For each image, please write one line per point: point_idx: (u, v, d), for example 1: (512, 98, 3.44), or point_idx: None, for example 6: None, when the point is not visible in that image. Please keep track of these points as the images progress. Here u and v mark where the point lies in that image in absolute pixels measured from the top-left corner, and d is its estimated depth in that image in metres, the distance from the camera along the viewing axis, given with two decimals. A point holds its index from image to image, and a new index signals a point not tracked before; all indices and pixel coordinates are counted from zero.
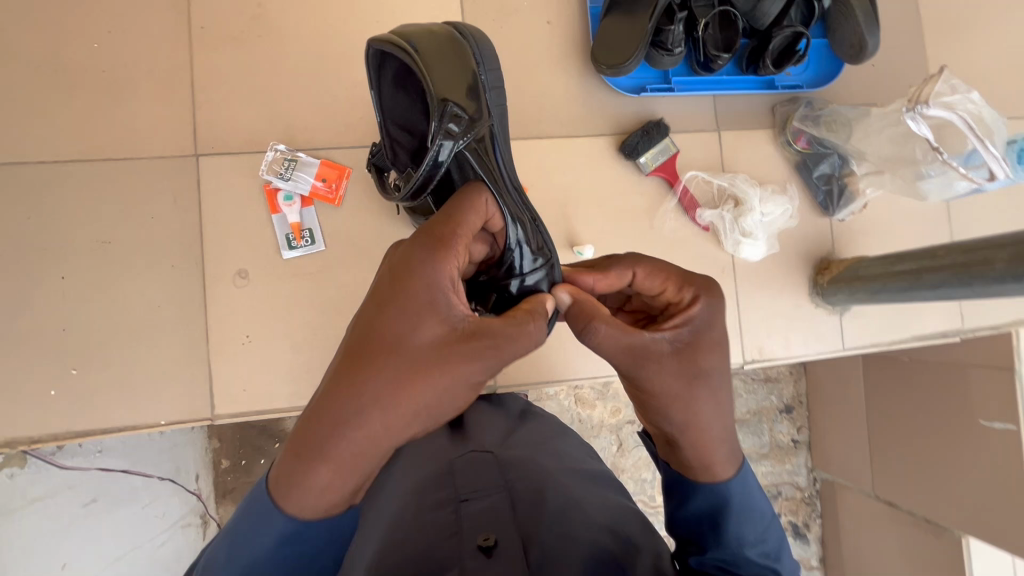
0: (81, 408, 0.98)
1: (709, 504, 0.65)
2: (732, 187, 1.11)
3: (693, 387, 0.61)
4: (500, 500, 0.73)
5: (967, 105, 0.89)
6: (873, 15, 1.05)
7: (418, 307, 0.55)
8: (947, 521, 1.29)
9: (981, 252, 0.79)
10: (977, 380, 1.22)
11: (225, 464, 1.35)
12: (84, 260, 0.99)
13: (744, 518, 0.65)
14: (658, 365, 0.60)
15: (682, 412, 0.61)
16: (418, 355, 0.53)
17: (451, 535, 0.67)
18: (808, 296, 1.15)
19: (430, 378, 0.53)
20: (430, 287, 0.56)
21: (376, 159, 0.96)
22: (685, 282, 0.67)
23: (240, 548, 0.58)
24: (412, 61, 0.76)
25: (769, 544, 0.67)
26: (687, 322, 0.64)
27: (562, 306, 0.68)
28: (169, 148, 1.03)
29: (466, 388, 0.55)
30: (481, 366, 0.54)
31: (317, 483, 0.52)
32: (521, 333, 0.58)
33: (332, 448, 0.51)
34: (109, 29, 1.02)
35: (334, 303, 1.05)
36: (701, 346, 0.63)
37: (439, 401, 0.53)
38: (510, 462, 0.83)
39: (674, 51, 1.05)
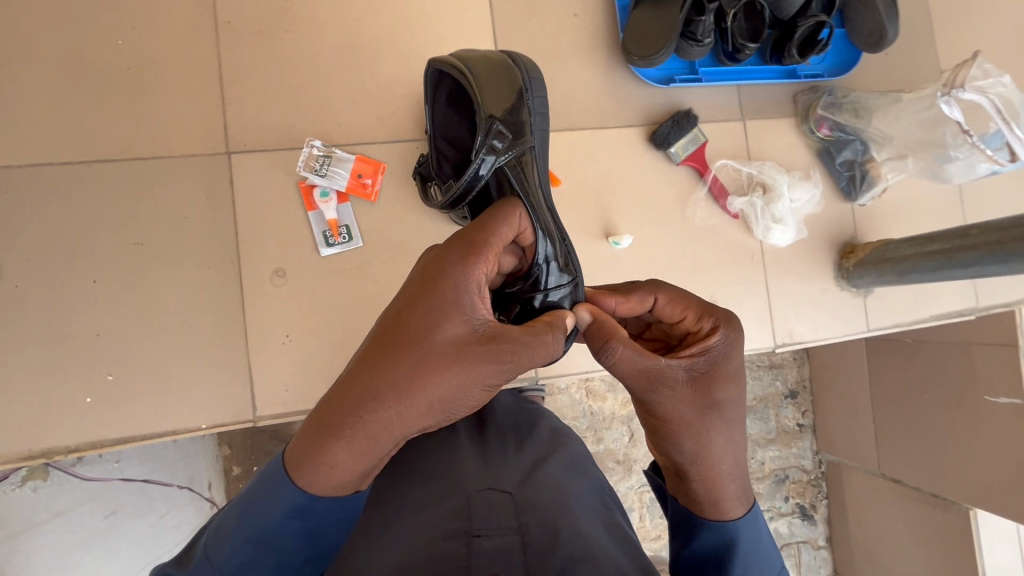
0: (117, 414, 0.95)
1: (716, 543, 0.67)
2: (760, 174, 1.13)
3: (705, 416, 0.62)
4: (513, 544, 0.70)
5: (998, 88, 0.93)
6: (891, 5, 1.09)
7: (443, 306, 0.56)
8: (952, 495, 1.34)
9: (1017, 231, 0.82)
10: (981, 359, 1.28)
11: (236, 471, 1.31)
12: (117, 262, 0.97)
13: (747, 564, 0.66)
14: (673, 391, 0.62)
15: (692, 442, 0.62)
16: (437, 352, 0.55)
17: (460, 571, 0.65)
18: (834, 280, 1.19)
19: (446, 375, 0.54)
20: (457, 288, 0.57)
21: (421, 168, 0.98)
22: (705, 313, 0.68)
23: (248, 520, 0.59)
24: (466, 78, 0.78)
25: None
26: (705, 352, 0.65)
27: (581, 325, 0.68)
28: (199, 146, 1.01)
29: (479, 389, 0.56)
30: (496, 370, 0.56)
31: (330, 464, 0.54)
32: (538, 343, 0.59)
33: (348, 431, 0.53)
34: (134, 25, 1.00)
35: (373, 300, 1.03)
36: (717, 377, 0.64)
37: (451, 397, 0.55)
38: (530, 505, 0.77)
39: (704, 41, 1.06)
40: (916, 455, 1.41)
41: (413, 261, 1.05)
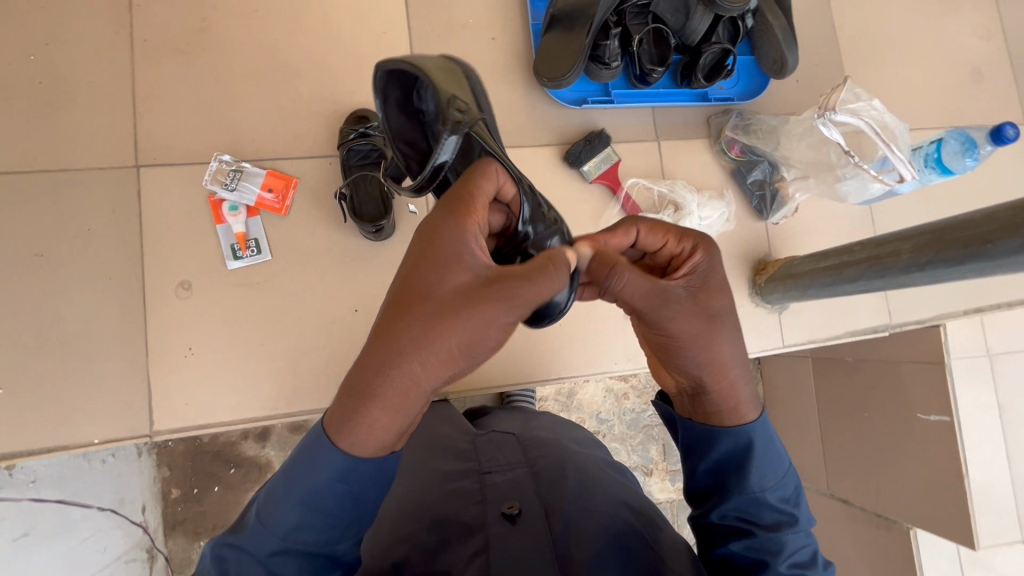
0: (9, 427, 0.94)
1: (734, 446, 0.66)
2: (671, 193, 1.16)
3: (714, 327, 0.62)
4: (522, 473, 0.81)
5: (870, 112, 1.00)
6: (790, 35, 1.14)
7: (443, 257, 0.55)
8: (894, 513, 1.34)
9: (889, 246, 0.85)
10: (912, 377, 1.28)
11: (176, 493, 1.27)
12: (16, 273, 0.96)
13: (765, 461, 0.66)
14: (679, 307, 0.61)
15: (704, 353, 0.61)
16: (448, 301, 0.53)
17: (476, 502, 0.76)
18: (748, 296, 1.21)
19: (461, 321, 0.52)
20: (457, 239, 0.55)
21: (350, 199, 1.04)
22: (684, 234, 0.67)
23: (295, 488, 0.55)
24: (413, 67, 0.72)
25: (789, 490, 0.67)
26: (696, 269, 0.65)
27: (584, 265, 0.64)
28: (108, 158, 1.01)
29: (499, 329, 0.53)
30: (509, 307, 0.53)
31: (366, 424, 0.53)
32: (549, 275, 0.54)
33: (379, 389, 0.52)
34: (47, 41, 1.01)
35: (282, 313, 1.03)
36: (712, 287, 0.64)
37: (474, 340, 0.53)
38: (532, 442, 0.91)
39: (612, 64, 1.10)
40: (859, 473, 1.42)
41: (323, 274, 1.05)
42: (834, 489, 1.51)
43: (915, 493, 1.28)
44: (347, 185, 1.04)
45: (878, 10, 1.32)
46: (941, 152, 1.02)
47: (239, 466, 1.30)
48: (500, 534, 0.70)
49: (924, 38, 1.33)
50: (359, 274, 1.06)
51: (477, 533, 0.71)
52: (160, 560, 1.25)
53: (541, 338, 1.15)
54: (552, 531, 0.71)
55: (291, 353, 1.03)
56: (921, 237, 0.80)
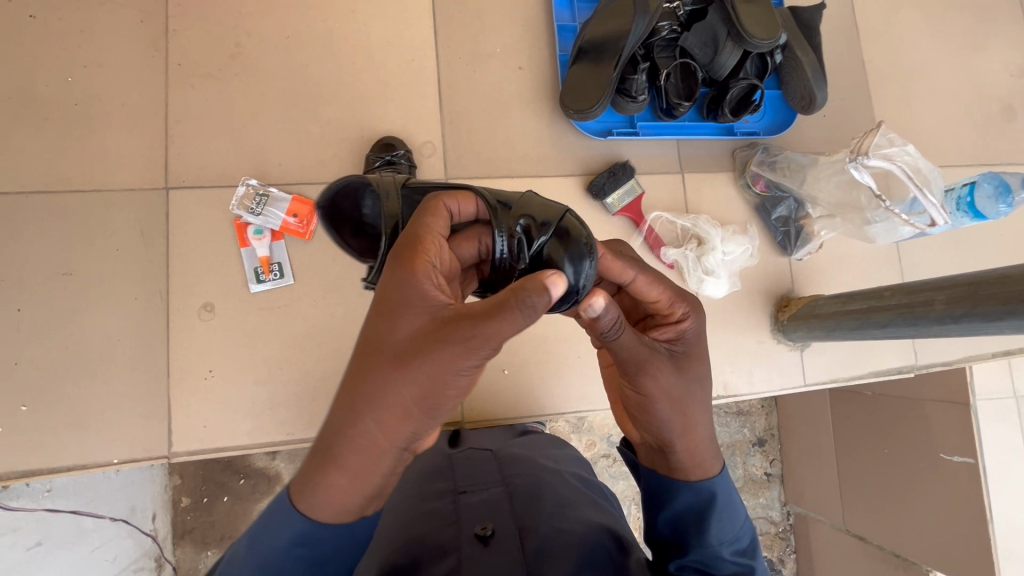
0: (31, 445, 0.95)
1: (696, 500, 0.65)
2: (694, 227, 1.15)
3: (690, 391, 0.61)
4: (497, 493, 0.81)
5: (904, 157, 0.99)
6: (820, 71, 1.12)
7: (398, 306, 0.50)
8: (914, 555, 1.26)
9: (923, 294, 0.84)
10: (936, 418, 1.25)
11: (185, 502, 1.25)
12: (45, 291, 0.98)
13: (725, 515, 0.64)
14: (660, 370, 0.59)
15: (675, 412, 0.60)
16: (398, 353, 0.48)
17: (451, 523, 0.75)
18: (770, 333, 1.19)
19: (413, 374, 0.47)
20: (410, 283, 0.50)
21: None
22: (679, 297, 0.64)
23: (255, 551, 0.54)
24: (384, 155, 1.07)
25: (745, 542, 0.66)
26: (683, 337, 0.65)
27: (604, 313, 0.53)
28: (138, 180, 1.03)
29: (457, 379, 0.47)
30: (465, 351, 0.46)
31: (333, 488, 0.51)
32: (512, 306, 0.45)
33: (341, 452, 0.49)
34: (84, 63, 1.04)
35: (302, 337, 1.03)
36: (696, 357, 0.64)
37: (428, 395, 0.47)
38: (508, 460, 0.92)
39: (638, 97, 1.10)
40: (875, 508, 1.35)
41: (344, 299, 1.05)
42: (849, 524, 1.41)
43: (952, 541, 1.19)
44: None
45: (909, 46, 1.31)
46: (974, 196, 0.99)
47: (249, 478, 1.27)
48: (473, 554, 0.69)
49: (956, 75, 1.32)
50: None
51: (450, 554, 0.69)
52: (167, 569, 1.24)
53: (558, 371, 1.15)
54: (524, 550, 0.69)
55: (310, 377, 1.03)
56: (956, 289, 0.78)
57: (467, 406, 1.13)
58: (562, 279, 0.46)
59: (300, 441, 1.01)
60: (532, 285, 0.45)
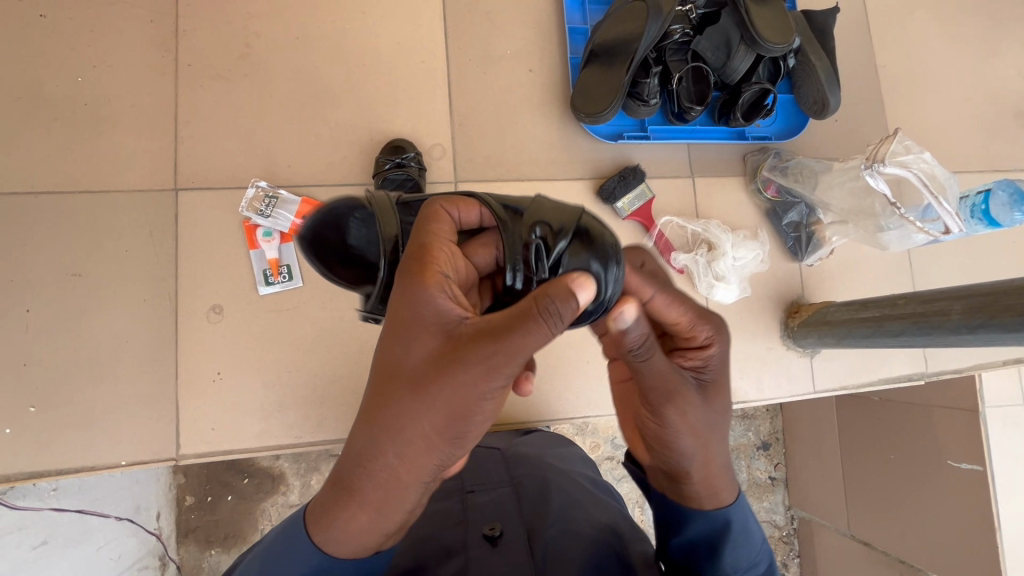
0: (39, 446, 0.95)
1: (708, 527, 0.63)
2: (705, 232, 1.14)
3: (713, 422, 0.59)
4: (504, 494, 0.82)
5: (920, 164, 0.98)
6: (834, 76, 1.11)
7: (412, 330, 0.49)
8: (923, 563, 1.23)
9: (938, 303, 0.83)
10: (943, 425, 1.23)
11: (190, 501, 1.25)
12: (53, 292, 0.98)
13: (739, 541, 0.64)
14: (687, 402, 0.57)
15: (699, 444, 0.58)
16: (415, 379, 0.48)
17: (458, 523, 0.76)
18: (780, 338, 1.18)
19: (433, 400, 0.47)
20: (422, 306, 0.49)
21: None
22: (701, 320, 0.61)
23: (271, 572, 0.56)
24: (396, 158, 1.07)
25: (761, 566, 0.65)
26: (707, 363, 0.62)
27: (633, 327, 0.52)
28: (147, 181, 1.03)
29: (480, 403, 0.47)
30: (487, 374, 0.45)
31: (354, 521, 0.52)
32: (536, 323, 0.45)
33: (363, 484, 0.50)
34: (95, 63, 1.03)
35: (310, 340, 1.03)
36: (720, 384, 0.62)
37: (451, 423, 0.47)
38: (516, 459, 0.91)
39: (650, 101, 1.10)
40: (883, 516, 1.34)
41: (352, 302, 1.05)
42: (855, 530, 1.40)
43: (956, 549, 1.18)
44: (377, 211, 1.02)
45: (922, 50, 1.30)
46: (989, 204, 0.97)
47: (253, 477, 1.27)
48: (480, 556, 0.69)
49: (968, 80, 1.30)
50: None
51: (456, 556, 0.70)
52: (171, 569, 1.22)
53: (566, 375, 1.15)
54: (532, 554, 0.70)
55: (318, 380, 1.03)
56: (974, 299, 0.78)
57: None
58: (587, 283, 0.48)
59: (307, 444, 1.01)
60: (556, 291, 0.45)
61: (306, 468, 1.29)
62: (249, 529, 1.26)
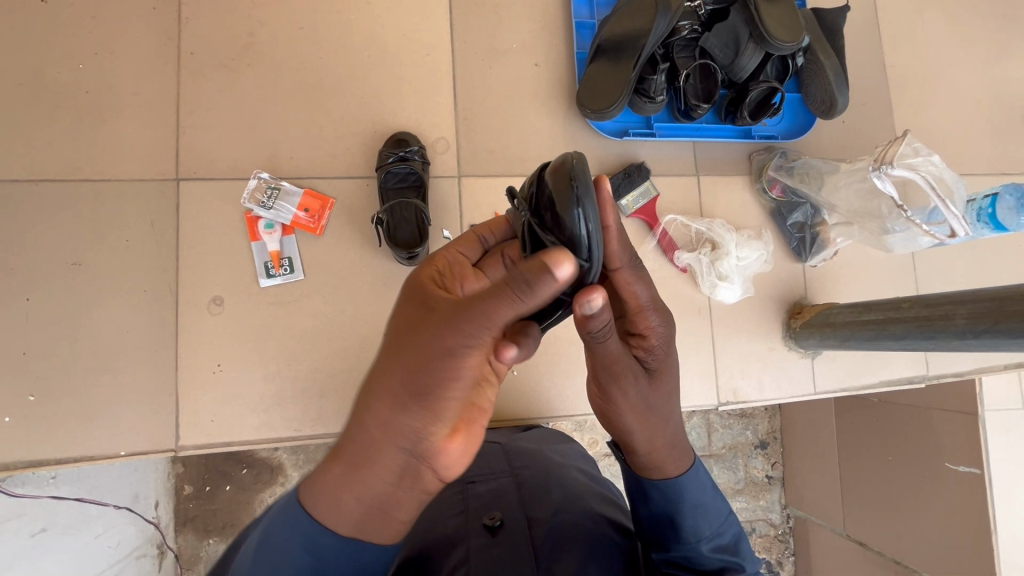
0: (38, 435, 0.94)
1: (665, 503, 0.64)
2: (709, 231, 1.13)
3: (656, 404, 0.62)
4: (505, 482, 0.82)
5: (928, 166, 0.97)
6: (843, 75, 1.10)
7: (409, 304, 0.53)
8: (916, 563, 1.24)
9: (944, 307, 0.82)
10: (944, 428, 1.23)
11: (188, 490, 1.25)
12: (54, 281, 0.97)
13: (700, 512, 0.64)
14: (632, 383, 0.60)
15: (642, 424, 0.61)
16: (400, 338, 0.51)
17: (459, 512, 0.76)
18: (782, 339, 1.18)
19: (411, 356, 0.49)
20: (415, 287, 0.54)
21: (389, 220, 1.02)
22: (652, 307, 0.63)
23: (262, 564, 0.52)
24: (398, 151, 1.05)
25: (726, 538, 0.65)
26: (653, 349, 0.64)
27: (597, 314, 0.53)
28: (148, 171, 1.02)
29: (455, 360, 0.47)
30: (461, 326, 0.47)
31: (329, 485, 0.51)
32: (503, 279, 0.46)
33: (344, 446, 0.51)
34: (96, 51, 1.02)
35: (310, 332, 1.03)
36: (663, 373, 0.64)
37: (422, 378, 0.48)
38: (517, 451, 0.91)
39: (657, 98, 1.09)
40: (879, 517, 1.34)
41: (354, 296, 1.04)
42: (850, 530, 1.41)
43: (951, 549, 1.18)
44: (386, 212, 1.01)
45: (931, 50, 1.29)
46: (995, 207, 0.97)
47: (251, 467, 1.27)
48: (481, 545, 0.69)
49: (977, 82, 1.29)
50: (391, 299, 1.05)
51: (459, 545, 0.69)
52: (168, 558, 1.22)
53: (567, 372, 1.14)
54: (534, 543, 0.69)
55: (318, 374, 1.02)
56: (980, 303, 0.77)
57: None
58: (569, 261, 0.45)
59: (305, 437, 1.01)
60: (530, 266, 0.45)
61: (304, 460, 1.29)
62: (246, 519, 1.26)
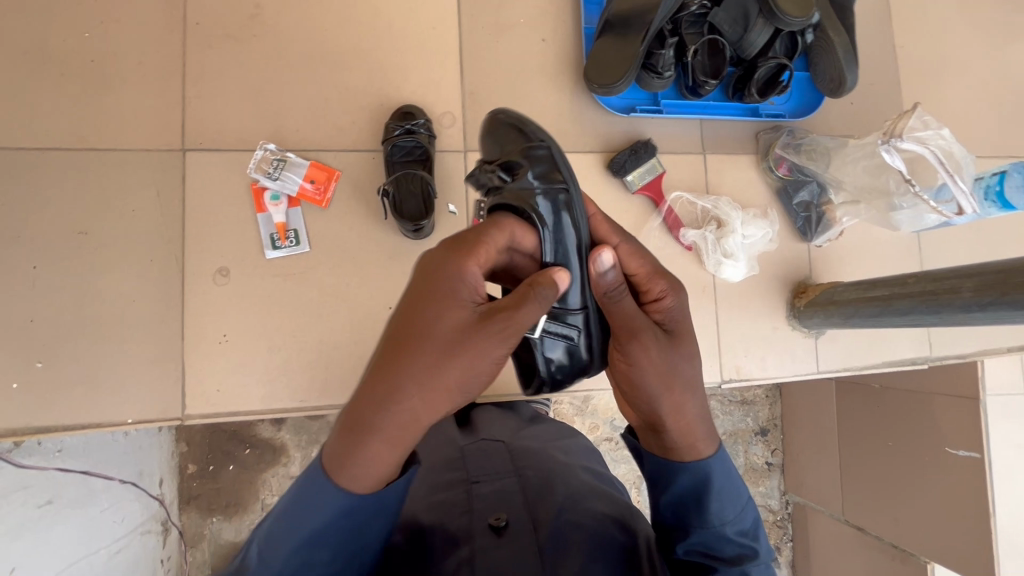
0: (45, 402, 0.95)
1: (692, 483, 0.63)
2: (715, 209, 1.13)
3: (678, 367, 0.60)
4: (510, 483, 0.78)
5: (938, 140, 0.97)
6: (853, 52, 1.09)
7: (451, 300, 0.54)
8: (913, 546, 1.26)
9: (948, 281, 0.83)
10: (945, 411, 1.23)
11: (192, 469, 1.27)
12: (60, 249, 0.98)
13: (725, 497, 0.63)
14: (652, 342, 0.59)
15: (664, 388, 0.58)
16: (442, 339, 0.52)
17: (463, 513, 0.73)
18: (785, 319, 1.18)
19: (459, 356, 0.52)
20: (443, 283, 0.54)
21: (393, 191, 1.02)
22: (658, 274, 0.64)
23: (292, 521, 0.54)
24: (401, 125, 1.04)
25: (747, 523, 0.65)
26: (667, 314, 0.64)
27: (612, 272, 0.61)
28: (154, 141, 1.02)
29: (496, 363, 0.54)
30: (509, 333, 0.53)
31: (367, 459, 0.51)
32: (530, 299, 0.55)
33: (378, 423, 0.50)
34: (102, 20, 1.02)
35: (313, 305, 1.03)
36: (679, 335, 0.63)
37: (468, 376, 0.52)
38: (521, 451, 0.87)
39: (664, 74, 1.08)
40: (877, 500, 1.35)
41: (358, 269, 1.05)
42: (848, 515, 1.41)
43: (951, 531, 1.19)
44: (391, 184, 1.01)
45: (940, 32, 1.27)
46: (1003, 185, 0.96)
47: (254, 448, 1.28)
48: (486, 547, 0.67)
49: (986, 64, 1.28)
50: (395, 273, 1.06)
51: (463, 545, 0.67)
52: (173, 534, 1.23)
53: None
54: (539, 543, 0.68)
55: (322, 347, 1.03)
56: (986, 276, 0.77)
57: None
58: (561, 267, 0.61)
59: (308, 409, 1.01)
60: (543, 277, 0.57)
61: (306, 440, 1.30)
62: (250, 498, 1.27)
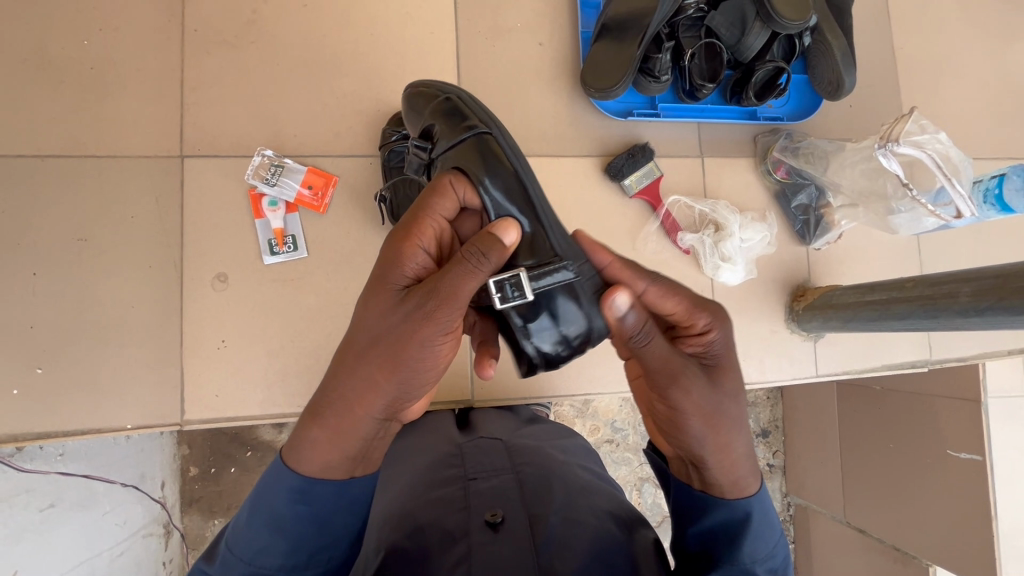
0: (45, 408, 0.96)
1: (727, 518, 0.62)
2: (713, 213, 1.13)
3: (722, 408, 0.59)
4: (508, 479, 0.78)
5: (935, 144, 0.97)
6: (850, 55, 1.09)
7: (386, 290, 0.55)
8: (914, 549, 1.25)
9: (947, 286, 0.82)
10: (946, 413, 1.23)
11: (194, 472, 1.27)
12: (59, 256, 0.98)
13: (759, 534, 0.62)
14: (691, 385, 0.57)
15: (709, 431, 0.58)
16: (376, 326, 0.53)
17: (461, 509, 0.72)
18: (785, 322, 1.18)
19: (390, 340, 0.52)
20: (384, 270, 0.56)
21: (390, 197, 1.02)
22: (698, 309, 0.60)
23: (257, 513, 0.54)
24: (396, 130, 1.04)
25: (778, 560, 0.63)
26: (709, 349, 0.61)
27: (630, 314, 0.56)
28: (152, 148, 1.02)
29: (429, 343, 0.52)
30: (435, 313, 0.52)
31: (315, 446, 0.53)
32: (455, 270, 0.53)
33: (324, 411, 0.53)
34: (100, 27, 1.02)
35: (312, 310, 1.03)
36: (723, 370, 0.61)
37: (400, 360, 0.52)
38: (518, 448, 0.87)
39: (661, 78, 1.08)
40: (878, 503, 1.34)
41: (357, 274, 1.05)
42: (849, 517, 1.41)
43: (953, 534, 1.18)
44: (388, 188, 1.02)
45: (940, 33, 1.27)
46: (1002, 188, 0.95)
47: (255, 449, 1.28)
48: (483, 542, 0.66)
49: (986, 65, 1.28)
50: None
51: (460, 541, 0.67)
52: (175, 536, 1.23)
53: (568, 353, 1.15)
54: (536, 538, 0.67)
55: (321, 352, 1.03)
56: (985, 281, 0.77)
57: (475, 385, 1.12)
58: (512, 229, 0.60)
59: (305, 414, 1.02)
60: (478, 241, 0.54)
61: None
62: None
